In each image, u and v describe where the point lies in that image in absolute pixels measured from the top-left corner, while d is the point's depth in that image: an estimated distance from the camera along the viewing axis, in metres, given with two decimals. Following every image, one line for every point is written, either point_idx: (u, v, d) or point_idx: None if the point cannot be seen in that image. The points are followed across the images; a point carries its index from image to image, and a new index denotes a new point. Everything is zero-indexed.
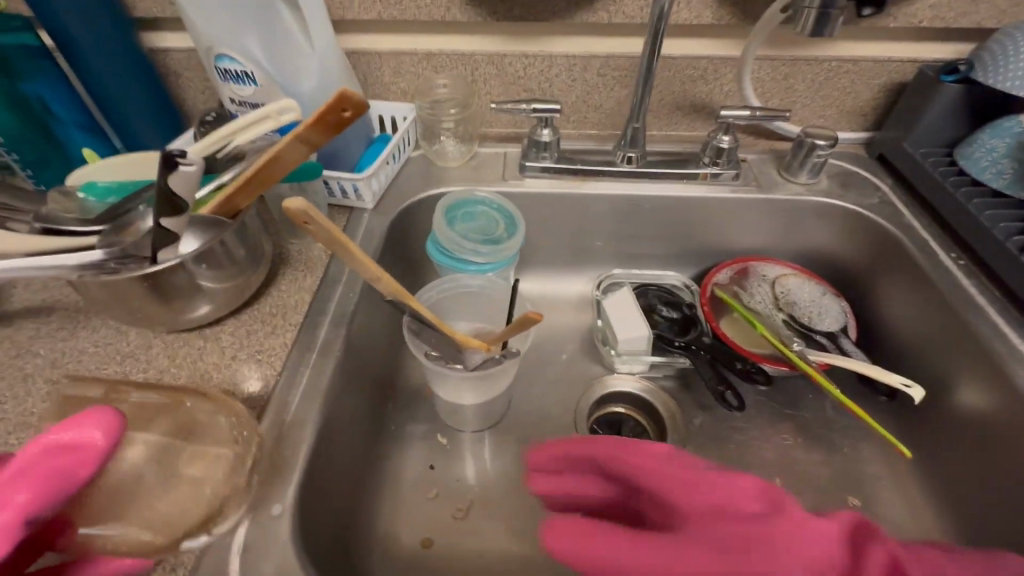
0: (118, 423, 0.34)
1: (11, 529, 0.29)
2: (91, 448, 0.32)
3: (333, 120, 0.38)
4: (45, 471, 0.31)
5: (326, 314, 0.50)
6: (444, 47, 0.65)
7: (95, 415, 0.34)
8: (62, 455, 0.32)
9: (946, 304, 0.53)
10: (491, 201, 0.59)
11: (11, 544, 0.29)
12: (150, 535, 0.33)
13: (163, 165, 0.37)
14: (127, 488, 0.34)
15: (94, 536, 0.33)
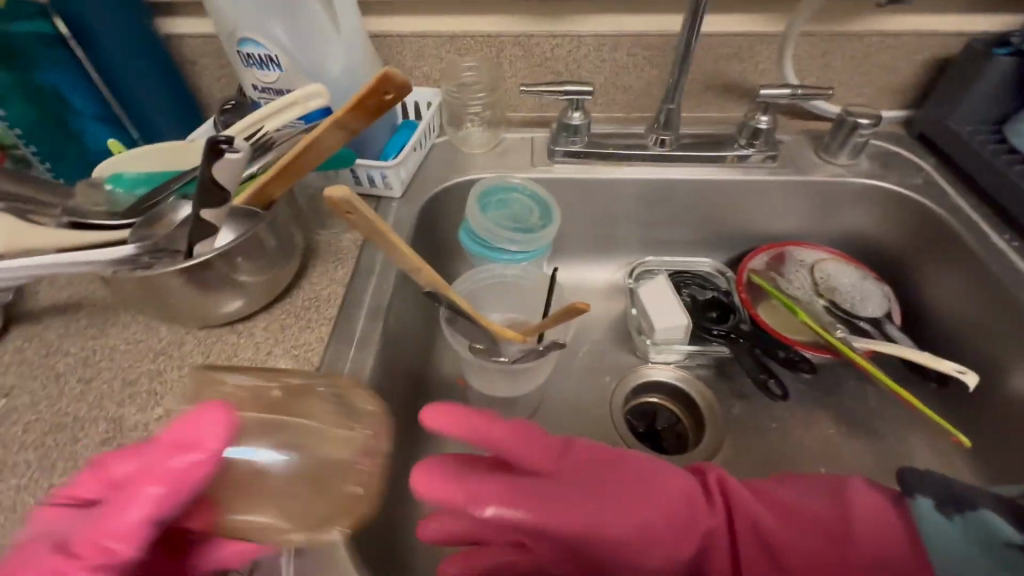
0: (230, 425, 0.32)
1: (140, 528, 0.30)
2: (204, 448, 0.31)
3: (373, 103, 0.36)
4: (164, 472, 0.30)
5: (360, 306, 0.48)
6: (469, 29, 0.62)
7: (208, 415, 0.32)
8: (174, 456, 0.31)
9: (1000, 288, 0.51)
10: (524, 187, 0.56)
11: (139, 543, 0.30)
12: (288, 525, 0.31)
13: (210, 155, 0.37)
14: (244, 483, 0.33)
15: (243, 522, 0.32)
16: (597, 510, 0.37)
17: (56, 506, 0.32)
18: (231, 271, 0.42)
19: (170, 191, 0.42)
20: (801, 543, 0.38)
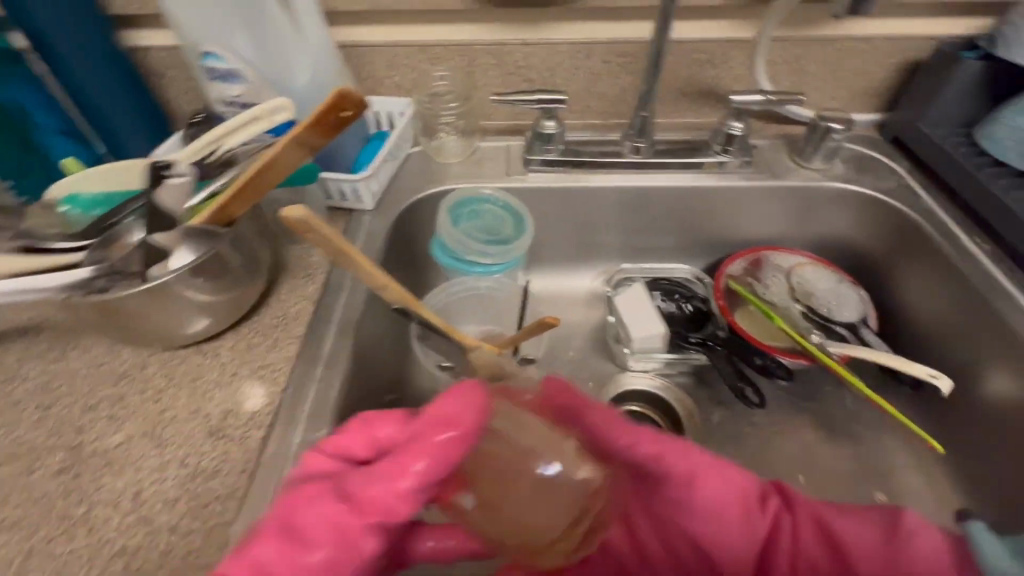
0: (484, 402, 0.33)
1: (415, 492, 0.31)
2: (466, 426, 0.32)
3: (332, 120, 0.35)
4: (433, 447, 0.31)
5: (329, 323, 0.47)
6: (441, 38, 0.62)
7: (467, 393, 0.34)
8: (438, 431, 0.32)
9: (972, 291, 0.51)
10: (496, 198, 0.56)
11: (411, 505, 0.31)
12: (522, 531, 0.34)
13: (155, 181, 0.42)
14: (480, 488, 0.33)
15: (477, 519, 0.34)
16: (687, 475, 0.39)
17: (326, 454, 0.36)
18: (192, 291, 0.41)
19: (128, 211, 0.41)
20: (864, 538, 0.37)
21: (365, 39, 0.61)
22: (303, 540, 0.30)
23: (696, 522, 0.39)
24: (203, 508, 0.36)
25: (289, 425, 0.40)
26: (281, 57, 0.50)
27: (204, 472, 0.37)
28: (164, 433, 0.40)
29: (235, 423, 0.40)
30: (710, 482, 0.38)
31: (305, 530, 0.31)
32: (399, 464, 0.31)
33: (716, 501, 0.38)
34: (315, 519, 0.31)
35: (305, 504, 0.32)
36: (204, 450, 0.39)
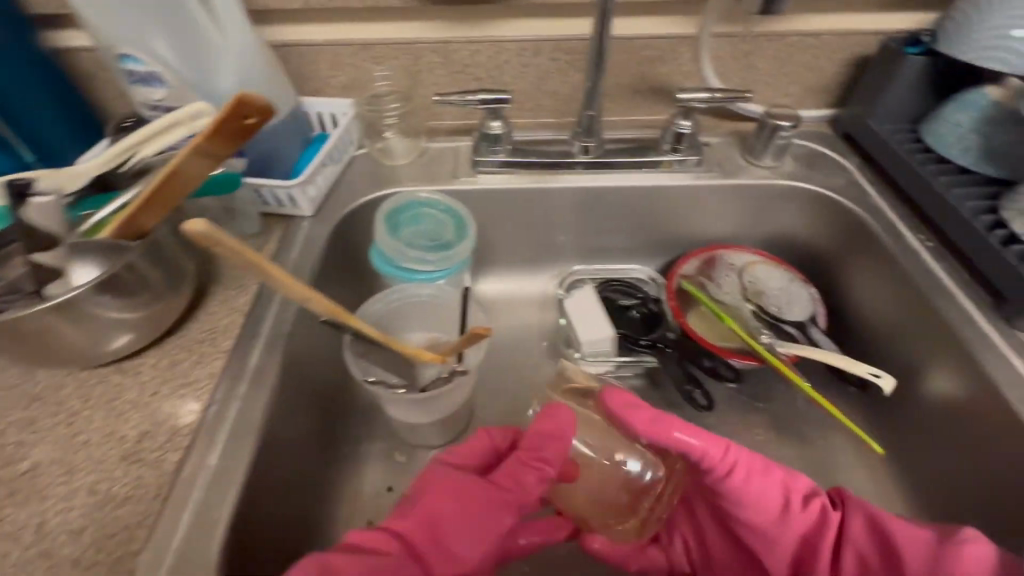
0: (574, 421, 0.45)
1: (537, 484, 0.44)
2: (564, 439, 0.44)
3: (234, 126, 0.34)
4: (538, 452, 0.44)
5: (258, 336, 0.45)
6: (382, 36, 0.60)
7: (562, 415, 0.45)
8: (551, 442, 0.44)
9: (915, 288, 0.51)
10: (435, 202, 0.55)
11: (537, 491, 0.44)
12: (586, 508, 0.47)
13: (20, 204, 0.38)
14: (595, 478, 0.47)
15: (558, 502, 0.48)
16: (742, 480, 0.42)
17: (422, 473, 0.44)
18: (100, 309, 0.39)
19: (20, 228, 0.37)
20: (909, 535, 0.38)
21: (304, 38, 0.59)
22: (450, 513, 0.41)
23: (745, 516, 0.42)
24: (110, 538, 0.34)
25: (208, 445, 0.39)
26: (203, 57, 0.48)
27: (114, 499, 0.36)
28: (75, 458, 0.38)
29: (151, 446, 0.38)
30: (762, 480, 0.42)
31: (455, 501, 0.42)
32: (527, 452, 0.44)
33: (763, 499, 0.42)
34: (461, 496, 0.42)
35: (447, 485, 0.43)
36: (116, 476, 0.37)
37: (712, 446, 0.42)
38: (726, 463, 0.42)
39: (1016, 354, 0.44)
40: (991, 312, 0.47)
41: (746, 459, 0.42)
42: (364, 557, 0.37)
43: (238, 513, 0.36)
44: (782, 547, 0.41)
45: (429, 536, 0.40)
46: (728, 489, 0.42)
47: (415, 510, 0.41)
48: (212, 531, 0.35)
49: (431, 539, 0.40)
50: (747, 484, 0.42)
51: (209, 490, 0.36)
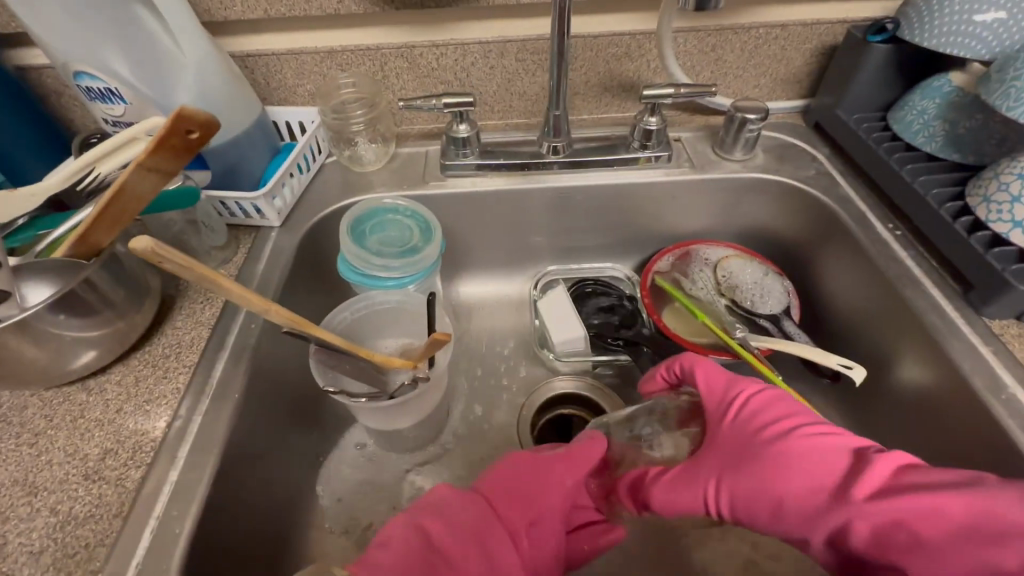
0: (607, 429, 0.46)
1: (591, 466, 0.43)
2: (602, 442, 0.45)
3: (180, 142, 0.34)
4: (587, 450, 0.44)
5: (224, 349, 0.45)
6: (347, 43, 0.59)
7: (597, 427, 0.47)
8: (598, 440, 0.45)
9: (884, 278, 0.51)
10: (402, 208, 0.55)
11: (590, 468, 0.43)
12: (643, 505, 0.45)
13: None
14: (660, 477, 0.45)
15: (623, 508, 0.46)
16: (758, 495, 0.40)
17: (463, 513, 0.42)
18: (59, 328, 0.38)
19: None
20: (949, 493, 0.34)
21: (269, 48, 0.59)
22: (529, 476, 0.41)
23: (776, 530, 0.40)
24: (70, 559, 0.34)
25: (170, 462, 0.38)
26: (160, 72, 0.47)
27: (76, 519, 0.36)
28: (38, 479, 0.38)
29: (114, 464, 0.38)
30: (760, 499, 0.40)
31: (531, 468, 0.42)
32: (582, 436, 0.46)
33: (768, 518, 0.40)
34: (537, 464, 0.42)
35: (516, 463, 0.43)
36: (78, 495, 0.37)
37: (689, 493, 0.42)
38: (708, 499, 0.42)
39: (983, 341, 0.44)
40: (959, 300, 0.47)
41: (728, 484, 0.41)
42: (447, 514, 0.36)
43: (199, 530, 0.36)
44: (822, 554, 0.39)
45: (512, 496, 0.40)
46: (737, 516, 0.41)
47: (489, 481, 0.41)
48: (171, 548, 0.35)
49: (511, 499, 0.39)
50: (743, 509, 0.40)
51: (169, 507, 0.36)
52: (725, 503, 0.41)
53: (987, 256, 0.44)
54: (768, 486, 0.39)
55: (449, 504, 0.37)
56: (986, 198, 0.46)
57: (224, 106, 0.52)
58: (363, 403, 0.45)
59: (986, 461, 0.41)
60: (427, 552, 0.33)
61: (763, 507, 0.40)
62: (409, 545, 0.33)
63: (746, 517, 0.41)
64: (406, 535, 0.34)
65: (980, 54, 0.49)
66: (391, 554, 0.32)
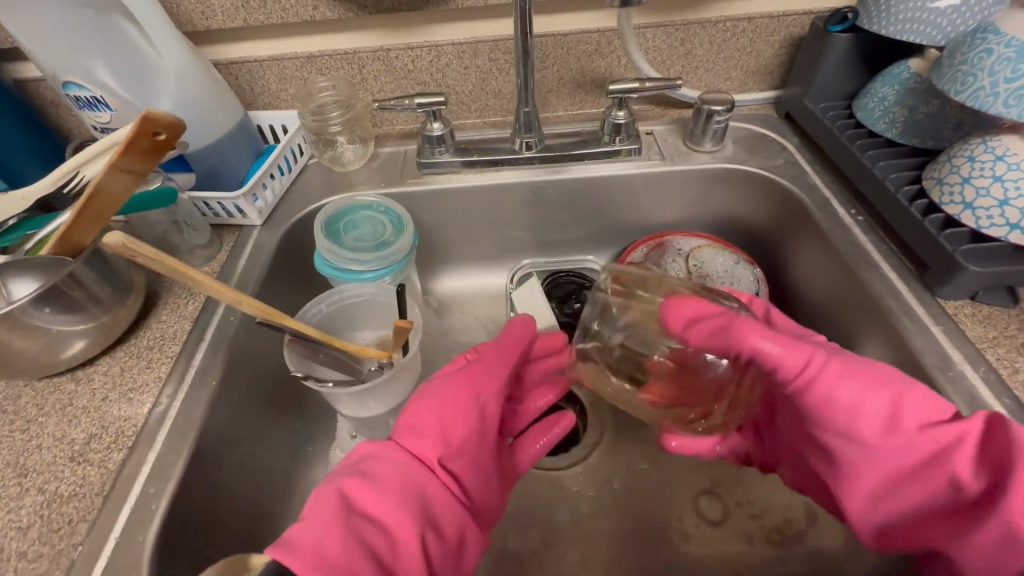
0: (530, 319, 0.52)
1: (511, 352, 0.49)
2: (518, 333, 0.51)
3: (148, 144, 0.37)
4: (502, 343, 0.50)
5: (203, 340, 0.48)
6: (325, 48, 0.62)
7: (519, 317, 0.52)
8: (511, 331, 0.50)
9: (845, 262, 0.52)
10: (377, 205, 0.57)
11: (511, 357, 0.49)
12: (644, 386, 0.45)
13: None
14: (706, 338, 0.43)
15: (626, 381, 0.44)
16: (863, 381, 0.38)
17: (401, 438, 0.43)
18: (45, 321, 0.41)
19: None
20: None
21: (250, 55, 0.62)
22: (442, 407, 0.44)
23: (859, 424, 0.38)
24: (54, 533, 0.37)
25: (149, 445, 0.41)
26: (143, 81, 0.50)
27: (61, 498, 0.38)
28: (27, 462, 0.40)
29: (98, 448, 0.41)
30: (856, 390, 0.38)
31: (443, 394, 0.45)
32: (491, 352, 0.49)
33: (864, 409, 0.38)
34: (446, 391, 0.45)
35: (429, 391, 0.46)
36: (63, 476, 0.39)
37: (793, 351, 0.40)
38: (814, 362, 0.40)
39: (935, 321, 0.44)
40: (915, 282, 0.47)
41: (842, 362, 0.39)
42: (363, 469, 0.39)
43: (174, 508, 0.39)
44: (876, 469, 0.38)
45: (422, 432, 0.43)
46: (817, 398, 0.39)
47: (408, 421, 0.44)
48: (147, 523, 0.37)
49: (423, 432, 0.43)
50: (831, 393, 0.39)
51: (146, 486, 0.39)
52: (833, 371, 0.39)
53: (939, 237, 0.45)
54: (880, 378, 0.38)
55: (369, 462, 0.40)
56: (939, 180, 0.46)
57: (208, 114, 0.54)
58: (331, 388, 0.47)
59: None
60: (346, 509, 0.35)
61: (860, 391, 0.38)
62: (325, 504, 0.35)
63: (828, 401, 0.39)
64: (325, 496, 0.36)
65: (936, 41, 0.50)
66: (308, 522, 0.33)
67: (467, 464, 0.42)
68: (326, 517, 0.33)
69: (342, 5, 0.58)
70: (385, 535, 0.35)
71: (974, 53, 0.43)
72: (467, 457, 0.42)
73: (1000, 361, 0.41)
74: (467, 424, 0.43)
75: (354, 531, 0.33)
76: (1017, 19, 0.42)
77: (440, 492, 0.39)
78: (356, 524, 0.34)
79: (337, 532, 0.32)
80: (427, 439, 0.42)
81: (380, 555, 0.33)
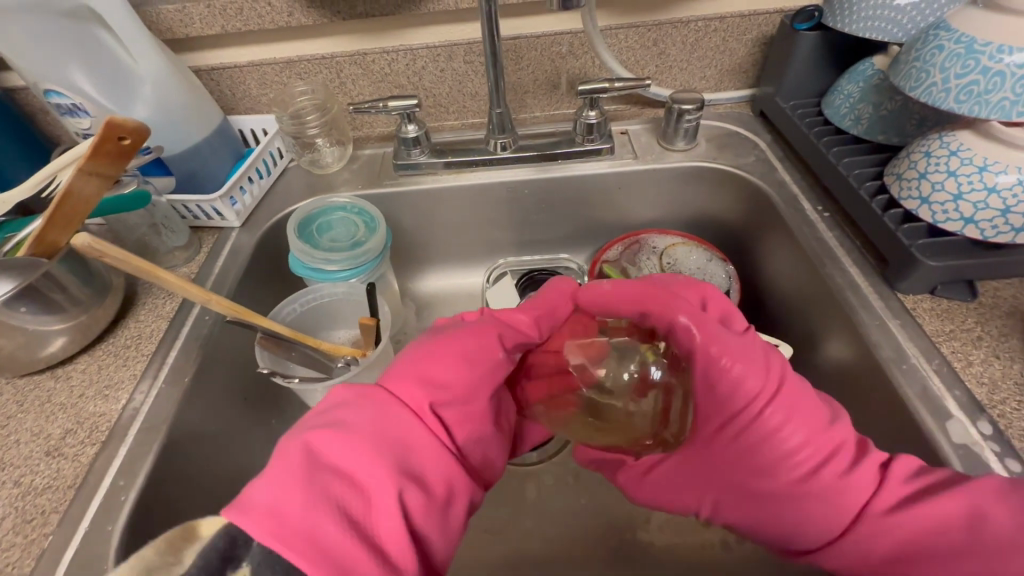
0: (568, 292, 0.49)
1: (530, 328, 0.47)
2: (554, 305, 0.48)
3: (113, 148, 0.39)
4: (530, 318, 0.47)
5: (179, 339, 0.49)
6: (303, 54, 0.63)
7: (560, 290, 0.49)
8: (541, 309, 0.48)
9: (810, 257, 0.52)
10: (350, 206, 0.59)
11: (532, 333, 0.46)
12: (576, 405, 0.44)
13: None
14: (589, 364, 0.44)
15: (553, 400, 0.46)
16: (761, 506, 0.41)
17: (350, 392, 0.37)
18: (21, 321, 0.42)
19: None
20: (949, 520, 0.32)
21: (231, 61, 0.63)
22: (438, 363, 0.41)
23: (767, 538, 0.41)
24: (27, 524, 0.38)
25: (121, 441, 0.42)
26: (122, 88, 0.52)
27: (36, 490, 0.40)
28: (6, 456, 0.42)
29: (74, 442, 0.42)
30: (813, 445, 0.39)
31: (452, 340, 0.43)
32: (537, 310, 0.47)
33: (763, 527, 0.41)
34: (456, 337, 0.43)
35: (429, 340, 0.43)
36: (38, 470, 0.41)
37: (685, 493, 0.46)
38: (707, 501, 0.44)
39: (893, 316, 0.45)
40: (876, 276, 0.48)
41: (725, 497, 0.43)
42: (337, 421, 0.34)
43: (143, 500, 0.40)
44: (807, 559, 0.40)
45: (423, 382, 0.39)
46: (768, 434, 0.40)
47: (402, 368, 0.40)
48: (116, 514, 0.38)
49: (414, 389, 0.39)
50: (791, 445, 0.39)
51: (116, 479, 0.40)
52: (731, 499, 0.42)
53: (896, 232, 0.45)
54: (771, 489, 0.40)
55: (337, 409, 0.35)
56: (898, 175, 0.47)
57: (186, 119, 0.56)
58: (297, 383, 0.47)
59: (891, 431, 0.42)
60: (319, 469, 0.30)
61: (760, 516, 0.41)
62: (285, 458, 0.30)
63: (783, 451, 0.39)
64: (291, 454, 0.31)
65: (896, 37, 0.51)
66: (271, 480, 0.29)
67: (461, 416, 0.39)
68: (297, 480, 0.29)
69: (316, 10, 0.59)
70: (362, 498, 0.30)
71: (927, 50, 0.43)
72: (463, 405, 0.40)
73: (954, 354, 0.42)
74: (473, 375, 0.42)
75: (330, 498, 0.29)
76: (969, 15, 0.42)
77: (430, 442, 0.36)
78: (333, 490, 0.29)
79: (304, 495, 0.28)
80: (421, 388, 0.39)
81: (351, 511, 0.29)
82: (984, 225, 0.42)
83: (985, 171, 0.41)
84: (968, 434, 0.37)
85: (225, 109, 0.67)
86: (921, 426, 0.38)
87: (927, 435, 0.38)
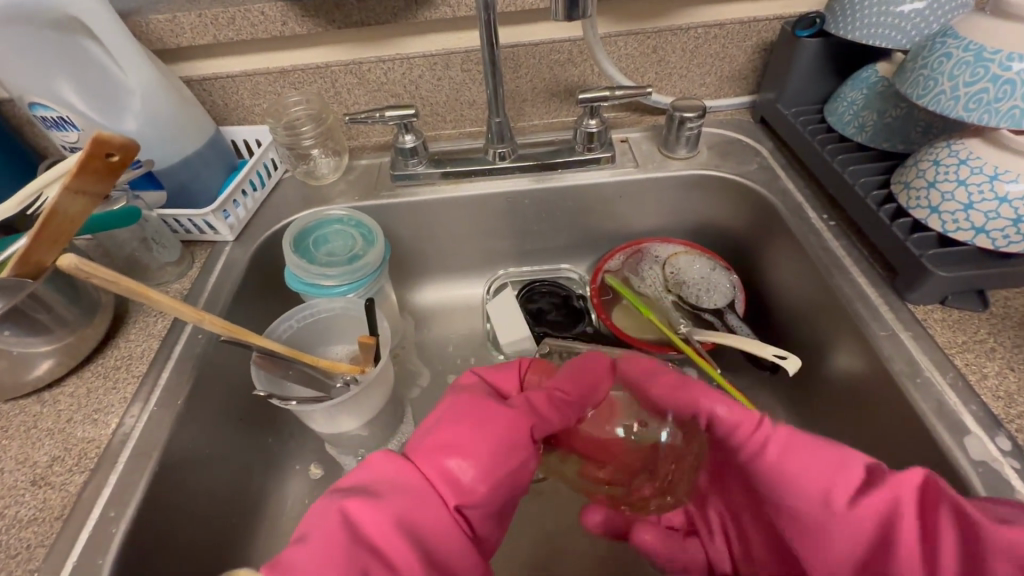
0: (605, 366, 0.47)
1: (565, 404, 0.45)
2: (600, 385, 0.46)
3: (100, 165, 0.38)
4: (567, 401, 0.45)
5: (170, 360, 0.47)
6: (296, 64, 0.62)
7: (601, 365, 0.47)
8: (585, 387, 0.46)
9: (818, 268, 0.51)
10: (347, 218, 0.58)
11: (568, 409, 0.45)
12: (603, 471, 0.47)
13: None
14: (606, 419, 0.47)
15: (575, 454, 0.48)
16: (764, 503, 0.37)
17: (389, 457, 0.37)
18: (4, 343, 0.40)
19: None
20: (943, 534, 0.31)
21: (224, 71, 0.62)
22: (470, 427, 0.40)
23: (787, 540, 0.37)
24: (10, 559, 0.36)
25: (111, 468, 0.41)
26: (109, 99, 0.50)
27: (20, 522, 0.38)
28: None
29: (61, 470, 0.41)
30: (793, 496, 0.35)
31: (478, 416, 0.41)
32: (557, 388, 0.45)
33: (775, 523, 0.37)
34: (485, 411, 0.41)
35: (465, 408, 0.41)
36: (24, 500, 0.39)
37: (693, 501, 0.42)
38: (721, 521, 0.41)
39: (904, 327, 0.44)
40: (885, 286, 0.47)
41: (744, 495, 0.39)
42: (377, 494, 0.35)
43: (135, 530, 0.38)
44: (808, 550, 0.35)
45: (447, 462, 0.37)
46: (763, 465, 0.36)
47: (433, 436, 0.39)
48: (105, 547, 0.37)
49: (446, 463, 0.38)
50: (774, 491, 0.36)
51: (106, 508, 0.38)
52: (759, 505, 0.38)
53: (906, 242, 0.44)
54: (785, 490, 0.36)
55: (373, 480, 0.36)
56: (906, 184, 0.46)
57: (177, 131, 0.54)
58: (296, 404, 0.46)
59: (905, 444, 0.41)
60: (348, 539, 0.32)
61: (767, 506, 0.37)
62: (325, 534, 0.32)
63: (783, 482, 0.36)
64: (326, 522, 0.33)
65: (901, 45, 0.50)
66: (308, 549, 0.32)
67: (488, 511, 0.38)
68: (332, 561, 0.31)
69: (311, 19, 0.58)
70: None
71: (935, 58, 0.42)
72: (489, 505, 0.38)
73: (968, 366, 0.41)
74: (500, 456, 0.39)
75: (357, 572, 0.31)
76: (977, 23, 0.42)
77: (453, 533, 0.36)
78: (360, 561, 0.32)
79: (334, 571, 0.30)
80: (446, 459, 0.38)
81: None
82: (995, 234, 0.41)
83: (996, 180, 0.40)
84: (987, 450, 0.36)
85: (217, 119, 0.66)
86: (936, 439, 0.38)
87: (942, 451, 0.37)
